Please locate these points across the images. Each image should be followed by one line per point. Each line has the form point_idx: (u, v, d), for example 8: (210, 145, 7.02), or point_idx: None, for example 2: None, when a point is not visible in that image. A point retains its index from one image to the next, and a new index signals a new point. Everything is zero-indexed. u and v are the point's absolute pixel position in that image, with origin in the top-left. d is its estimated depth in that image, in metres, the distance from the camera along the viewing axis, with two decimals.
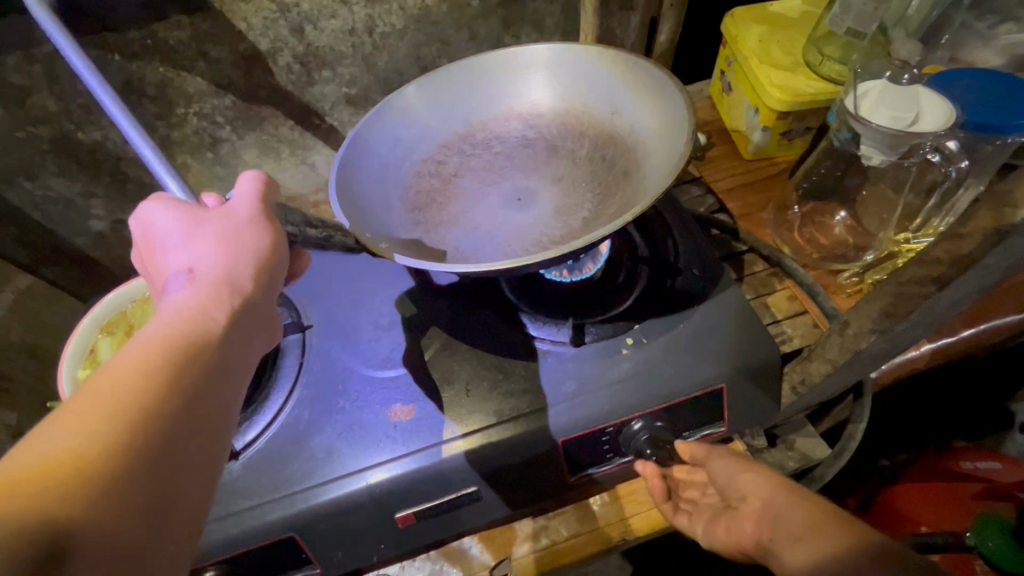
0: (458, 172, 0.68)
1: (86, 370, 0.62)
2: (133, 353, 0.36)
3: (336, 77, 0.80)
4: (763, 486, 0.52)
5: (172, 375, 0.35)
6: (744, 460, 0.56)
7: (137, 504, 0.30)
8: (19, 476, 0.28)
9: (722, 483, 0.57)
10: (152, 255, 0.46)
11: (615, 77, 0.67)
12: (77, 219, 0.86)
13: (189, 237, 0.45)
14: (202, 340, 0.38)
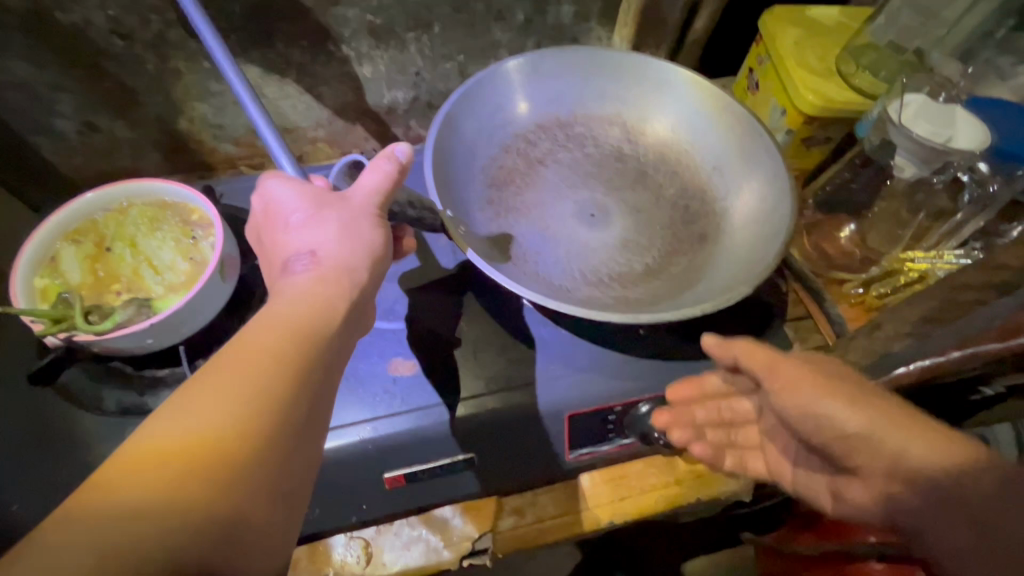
0: (543, 160, 0.70)
1: (46, 280, 0.54)
2: (271, 344, 0.38)
3: (362, 1, 0.73)
4: (861, 407, 0.51)
5: (300, 377, 0.37)
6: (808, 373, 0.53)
7: (266, 495, 0.34)
8: (173, 451, 0.31)
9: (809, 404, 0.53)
10: (269, 226, 0.47)
11: (730, 134, 0.67)
12: (39, 114, 0.75)
13: (310, 220, 0.46)
14: (323, 335, 0.40)
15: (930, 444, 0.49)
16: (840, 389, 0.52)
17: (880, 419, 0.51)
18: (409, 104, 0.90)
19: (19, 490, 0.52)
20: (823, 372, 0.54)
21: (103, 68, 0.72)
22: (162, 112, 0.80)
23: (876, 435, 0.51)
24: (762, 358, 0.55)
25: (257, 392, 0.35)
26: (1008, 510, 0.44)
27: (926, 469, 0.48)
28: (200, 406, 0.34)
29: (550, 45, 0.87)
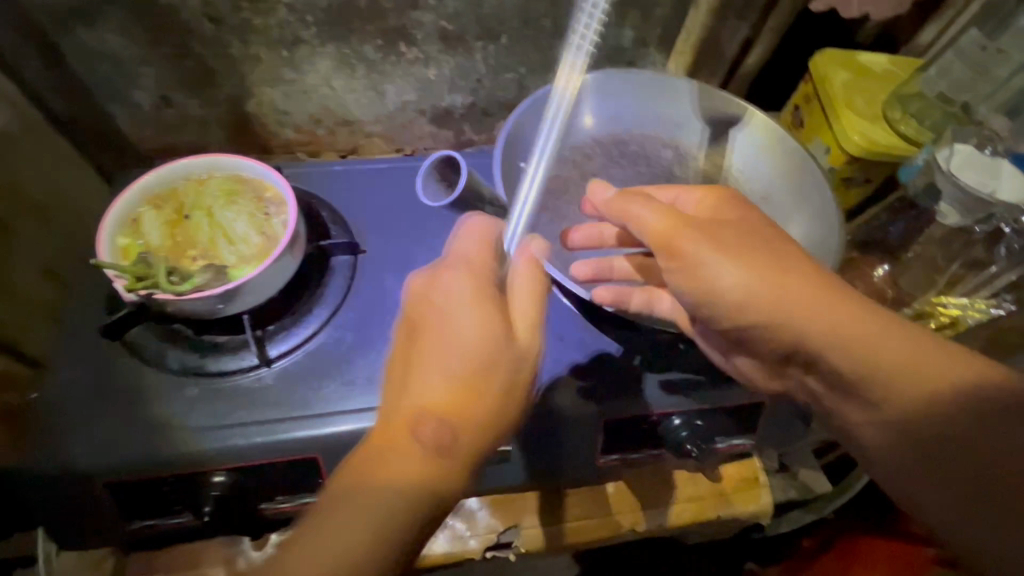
0: (598, 174, 0.73)
1: (128, 240, 0.57)
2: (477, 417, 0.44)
3: (439, 8, 0.76)
4: (773, 281, 0.50)
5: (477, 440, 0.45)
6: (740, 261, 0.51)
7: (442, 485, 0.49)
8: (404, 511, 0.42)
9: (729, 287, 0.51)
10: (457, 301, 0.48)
11: (783, 171, 0.69)
12: (121, 85, 0.79)
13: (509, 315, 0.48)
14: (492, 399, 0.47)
15: (840, 316, 0.48)
16: (743, 258, 0.50)
17: (777, 285, 0.49)
18: (465, 108, 0.93)
19: (81, 437, 0.54)
20: (724, 239, 0.51)
21: (188, 46, 0.76)
22: (233, 94, 0.84)
23: (790, 313, 0.49)
24: (657, 234, 0.52)
25: (457, 442, 0.44)
26: (926, 394, 0.46)
27: (851, 350, 0.47)
28: (393, 466, 0.42)
29: (608, 65, 0.90)
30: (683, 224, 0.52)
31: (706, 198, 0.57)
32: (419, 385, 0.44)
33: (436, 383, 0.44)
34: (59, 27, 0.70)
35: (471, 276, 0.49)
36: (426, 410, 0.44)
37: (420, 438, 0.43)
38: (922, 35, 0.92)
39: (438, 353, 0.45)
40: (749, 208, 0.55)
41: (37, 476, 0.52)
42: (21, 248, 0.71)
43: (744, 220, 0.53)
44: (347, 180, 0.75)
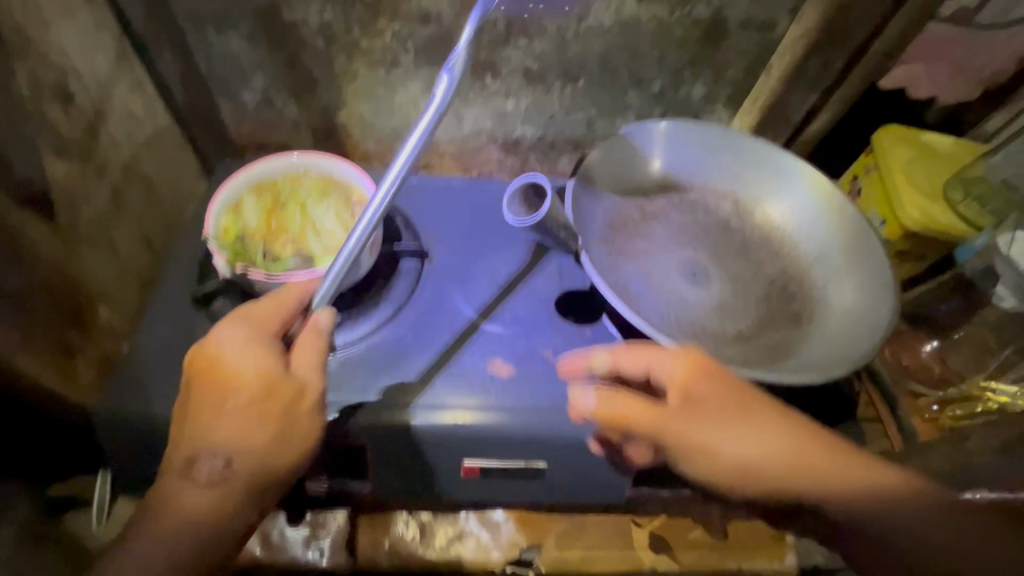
0: (657, 215, 0.76)
1: (229, 221, 0.64)
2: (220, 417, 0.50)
3: (528, 48, 0.83)
4: (758, 438, 0.52)
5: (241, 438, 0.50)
6: (728, 420, 0.52)
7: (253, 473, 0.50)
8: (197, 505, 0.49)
9: (736, 453, 0.52)
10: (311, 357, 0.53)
11: (838, 235, 0.71)
12: (234, 84, 0.88)
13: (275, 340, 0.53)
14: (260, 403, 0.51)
15: (806, 454, 0.52)
16: (729, 425, 0.52)
17: (769, 446, 0.51)
18: (534, 140, 0.99)
19: (162, 392, 0.59)
20: (697, 417, 0.52)
21: (299, 58, 0.84)
22: (328, 103, 0.92)
23: (774, 472, 0.51)
24: (648, 423, 0.52)
25: (266, 457, 0.50)
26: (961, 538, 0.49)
27: (837, 489, 0.51)
28: (187, 472, 0.49)
29: (675, 116, 0.95)
30: (659, 411, 0.52)
31: (662, 363, 0.54)
32: (198, 424, 0.50)
33: (216, 413, 0.50)
34: (193, 29, 0.80)
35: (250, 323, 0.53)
36: (229, 456, 0.49)
37: (247, 477, 0.50)
38: (992, 121, 0.93)
39: (239, 419, 0.50)
40: (710, 364, 0.53)
41: (121, 420, 0.58)
42: (129, 216, 0.79)
43: (715, 384, 0.52)
44: (422, 192, 0.81)
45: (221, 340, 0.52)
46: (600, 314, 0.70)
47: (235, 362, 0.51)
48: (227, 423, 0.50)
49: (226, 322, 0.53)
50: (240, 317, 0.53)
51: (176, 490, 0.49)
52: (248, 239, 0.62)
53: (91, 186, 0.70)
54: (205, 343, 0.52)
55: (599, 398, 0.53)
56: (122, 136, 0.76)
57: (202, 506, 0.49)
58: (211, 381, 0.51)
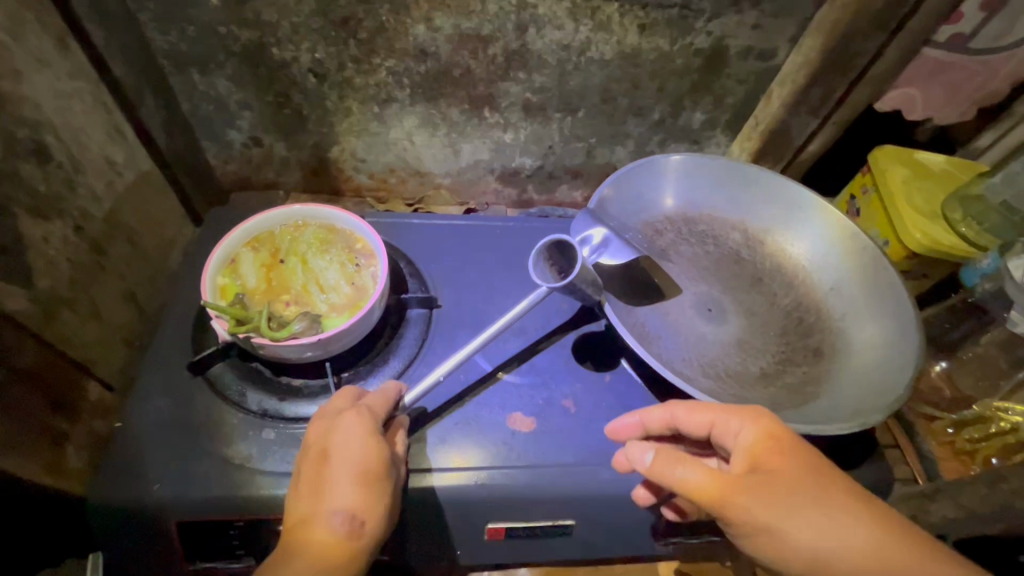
0: (668, 249, 0.74)
1: (227, 280, 0.60)
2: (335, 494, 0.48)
3: (527, 81, 0.81)
4: (833, 524, 0.46)
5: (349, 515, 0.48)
6: (800, 503, 0.47)
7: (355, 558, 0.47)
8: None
9: (808, 540, 0.46)
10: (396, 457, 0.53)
11: (853, 266, 0.71)
12: (220, 125, 0.84)
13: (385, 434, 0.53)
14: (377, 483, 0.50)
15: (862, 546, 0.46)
16: (805, 505, 0.47)
17: (846, 536, 0.46)
18: (533, 170, 0.97)
19: (159, 471, 0.55)
20: (765, 490, 0.47)
21: (289, 96, 0.81)
22: (320, 141, 0.88)
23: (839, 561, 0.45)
24: (705, 491, 0.48)
25: (386, 516, 0.50)
26: None
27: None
28: (311, 531, 0.47)
29: (675, 143, 0.94)
30: (730, 482, 0.48)
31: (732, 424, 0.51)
32: (319, 489, 0.49)
33: (336, 477, 0.49)
34: (176, 71, 0.76)
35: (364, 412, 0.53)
36: (352, 512, 0.48)
37: (374, 529, 0.48)
38: (981, 139, 0.94)
39: (361, 484, 0.49)
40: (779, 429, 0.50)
41: (115, 505, 0.53)
42: (110, 270, 0.74)
43: (786, 453, 0.49)
44: (424, 233, 0.78)
45: (337, 419, 0.52)
46: (618, 357, 0.68)
47: (348, 445, 0.50)
48: (349, 486, 0.48)
49: (335, 404, 0.54)
50: (354, 396, 0.55)
51: (303, 556, 0.45)
52: (247, 299, 0.59)
53: (70, 244, 0.66)
54: (326, 418, 0.52)
55: (657, 455, 0.50)
56: (102, 187, 0.71)
57: (333, 559, 0.46)
58: (330, 451, 0.50)
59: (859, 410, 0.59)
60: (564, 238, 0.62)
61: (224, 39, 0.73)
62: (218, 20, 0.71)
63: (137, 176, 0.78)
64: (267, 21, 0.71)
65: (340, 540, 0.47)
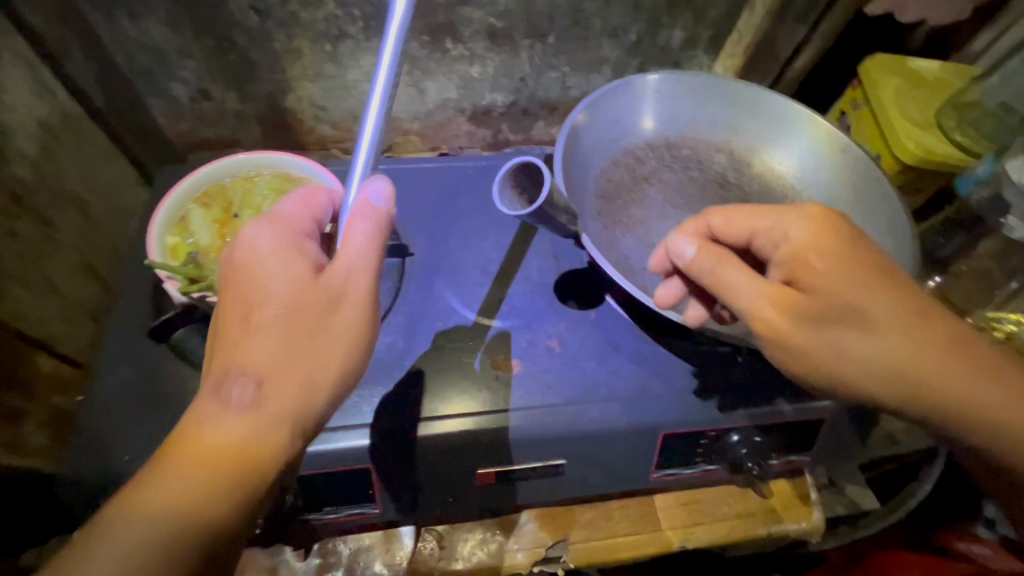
0: (651, 177, 0.70)
1: (177, 239, 0.56)
2: (252, 344, 0.43)
3: (490, 4, 0.74)
4: (824, 334, 0.47)
5: (259, 354, 0.42)
6: (841, 224, 0.49)
7: (284, 414, 0.42)
8: (217, 459, 0.40)
9: (870, 327, 0.46)
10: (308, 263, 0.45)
11: (844, 180, 0.67)
12: (161, 77, 0.77)
13: (296, 249, 0.46)
14: (289, 323, 0.43)
15: (978, 386, 0.44)
16: (836, 339, 0.47)
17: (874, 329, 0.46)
18: (506, 107, 0.91)
19: (128, 444, 0.53)
20: (850, 313, 0.46)
21: (231, 39, 0.74)
22: (273, 89, 0.82)
23: (923, 383, 0.45)
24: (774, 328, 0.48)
25: (311, 355, 0.43)
26: (929, 396, 0.45)
27: (987, 421, 0.45)
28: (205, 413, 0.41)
29: (655, 66, 0.88)
30: (796, 314, 0.47)
31: (825, 244, 0.48)
32: (236, 341, 0.43)
33: (254, 338, 0.43)
34: (102, 17, 0.69)
35: (273, 246, 0.45)
36: (264, 369, 0.42)
37: (296, 374, 0.42)
38: (978, 40, 0.88)
39: (288, 340, 0.43)
40: (841, 244, 0.48)
41: (86, 484, 0.51)
42: (59, 241, 0.69)
43: (869, 288, 0.46)
44: (395, 180, 0.73)
45: (249, 252, 0.45)
46: (604, 294, 0.65)
47: (257, 284, 0.44)
48: (263, 338, 0.43)
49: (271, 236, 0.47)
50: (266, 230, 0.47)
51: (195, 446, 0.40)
52: (202, 257, 0.55)
53: (7, 216, 0.62)
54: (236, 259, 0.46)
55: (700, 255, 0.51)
56: (36, 151, 0.66)
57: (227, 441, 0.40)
58: (245, 301, 0.44)
59: None
60: (529, 164, 0.58)
61: None
62: None
63: (76, 139, 0.72)
64: None
65: (258, 404, 0.41)
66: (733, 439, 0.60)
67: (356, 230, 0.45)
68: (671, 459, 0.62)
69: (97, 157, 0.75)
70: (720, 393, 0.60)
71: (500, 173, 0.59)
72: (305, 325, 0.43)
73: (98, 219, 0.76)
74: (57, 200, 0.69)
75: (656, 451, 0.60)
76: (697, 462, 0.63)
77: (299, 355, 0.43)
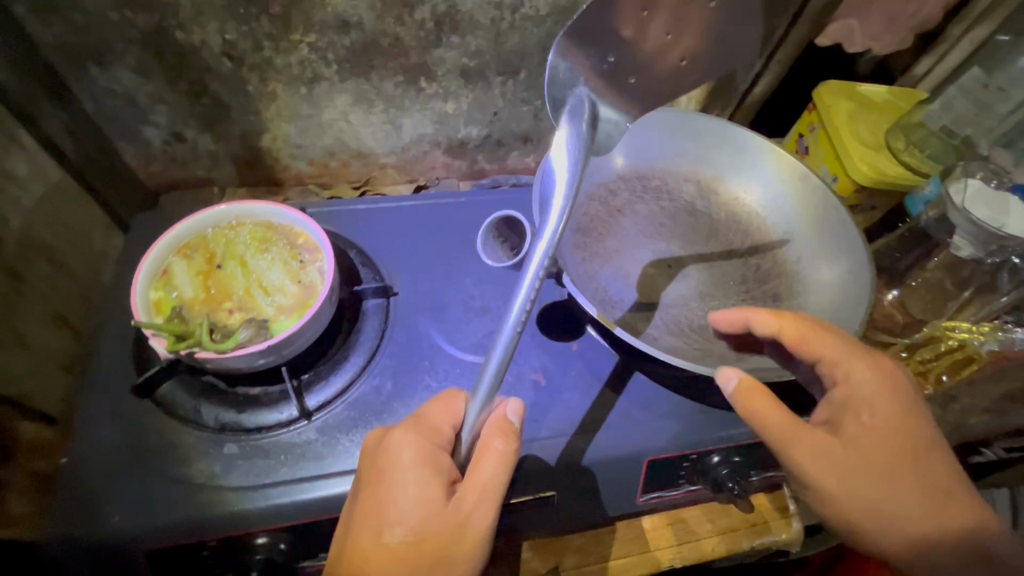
0: (624, 209, 0.73)
1: (160, 294, 0.56)
2: (382, 552, 0.44)
3: (462, 45, 0.76)
4: (826, 462, 0.51)
5: (390, 566, 0.44)
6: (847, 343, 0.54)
7: None
8: None
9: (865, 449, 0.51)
10: (436, 474, 0.47)
11: (805, 206, 0.71)
12: (133, 122, 0.77)
13: (428, 455, 0.48)
14: (429, 539, 0.45)
15: (918, 511, 0.51)
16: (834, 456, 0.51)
17: (872, 486, 0.51)
18: (480, 139, 0.93)
19: (114, 504, 0.52)
20: (835, 449, 0.51)
21: (205, 84, 0.74)
22: (249, 129, 0.82)
23: (894, 515, 0.50)
24: (779, 431, 0.51)
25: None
26: (892, 506, 0.51)
27: (910, 542, 0.50)
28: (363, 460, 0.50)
29: None
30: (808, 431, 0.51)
31: (847, 359, 0.53)
32: (370, 544, 0.45)
33: (385, 545, 0.45)
34: (71, 67, 0.68)
35: (418, 442, 0.48)
36: None
37: None
38: (919, 66, 0.94)
39: (414, 560, 0.44)
40: (876, 409, 0.52)
41: (73, 549, 0.50)
42: (31, 294, 0.68)
43: (873, 426, 0.51)
44: (375, 219, 0.74)
45: (395, 451, 0.48)
46: (584, 324, 0.68)
47: (401, 489, 0.46)
48: (398, 549, 0.45)
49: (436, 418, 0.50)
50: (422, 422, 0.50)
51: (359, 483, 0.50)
52: (187, 311, 0.55)
53: None
54: (381, 450, 0.48)
55: (739, 385, 0.52)
56: (5, 205, 0.64)
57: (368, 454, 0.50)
58: (389, 503, 0.46)
59: None
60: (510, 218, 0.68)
61: (119, 26, 0.66)
62: (107, 5, 0.63)
63: (46, 188, 0.71)
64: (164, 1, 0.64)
65: None
66: (715, 461, 0.63)
67: (494, 459, 0.47)
68: (656, 482, 0.64)
69: (67, 205, 0.74)
70: (700, 416, 0.62)
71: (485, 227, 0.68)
72: (438, 542, 0.45)
73: (70, 268, 0.75)
74: (28, 252, 0.68)
75: (641, 475, 0.62)
76: (681, 484, 0.65)
77: (426, 575, 0.44)
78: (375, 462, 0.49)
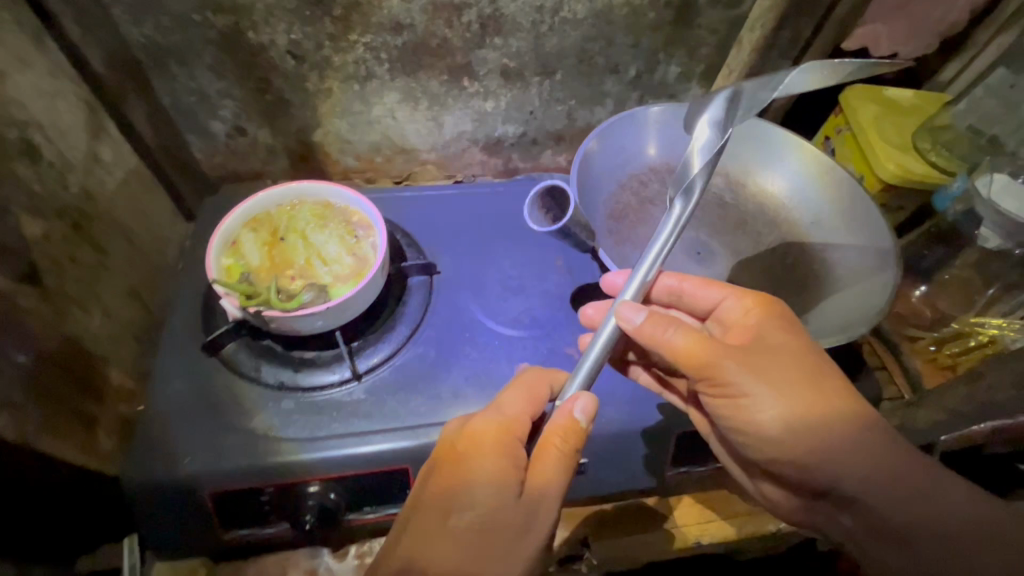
0: (655, 199, 0.77)
1: (230, 261, 0.62)
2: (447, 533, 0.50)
3: (504, 47, 0.82)
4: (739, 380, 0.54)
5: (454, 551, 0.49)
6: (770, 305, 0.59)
7: None
8: None
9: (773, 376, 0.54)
10: (511, 470, 0.52)
11: (831, 198, 0.73)
12: (202, 116, 0.84)
13: (503, 449, 0.53)
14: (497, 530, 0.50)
15: (825, 422, 0.53)
16: (758, 380, 0.53)
17: (787, 413, 0.53)
18: (516, 138, 0.98)
19: (185, 450, 0.57)
20: (757, 362, 0.54)
21: (269, 81, 0.81)
22: (304, 124, 0.89)
23: (812, 419, 0.53)
24: (685, 355, 0.55)
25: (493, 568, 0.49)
26: (806, 430, 0.53)
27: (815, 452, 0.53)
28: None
29: (653, 98, 0.96)
30: (719, 354, 0.54)
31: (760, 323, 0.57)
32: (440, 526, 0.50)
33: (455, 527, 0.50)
34: (155, 64, 0.76)
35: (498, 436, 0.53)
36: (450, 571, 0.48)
37: None
38: (946, 70, 0.96)
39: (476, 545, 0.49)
40: (788, 327, 0.56)
41: (150, 487, 0.55)
42: (111, 266, 0.75)
43: (786, 342, 0.55)
44: (420, 205, 0.79)
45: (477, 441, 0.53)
46: None
47: (474, 476, 0.51)
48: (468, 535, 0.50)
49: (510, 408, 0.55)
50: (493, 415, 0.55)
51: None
52: (254, 277, 0.61)
53: (70, 243, 0.67)
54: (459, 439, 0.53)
55: (647, 319, 0.55)
56: (94, 184, 0.72)
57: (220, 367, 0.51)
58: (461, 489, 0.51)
59: (847, 326, 0.63)
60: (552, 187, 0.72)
61: (200, 27, 0.73)
62: (191, 7, 0.71)
63: (126, 172, 0.78)
64: (241, 4, 0.71)
65: None
66: None
67: (557, 453, 0.52)
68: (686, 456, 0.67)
69: (141, 188, 0.81)
70: None
71: (530, 196, 0.73)
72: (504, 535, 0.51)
73: (141, 245, 0.81)
74: (110, 228, 0.75)
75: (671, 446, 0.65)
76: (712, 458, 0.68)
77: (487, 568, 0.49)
78: (448, 447, 0.54)
